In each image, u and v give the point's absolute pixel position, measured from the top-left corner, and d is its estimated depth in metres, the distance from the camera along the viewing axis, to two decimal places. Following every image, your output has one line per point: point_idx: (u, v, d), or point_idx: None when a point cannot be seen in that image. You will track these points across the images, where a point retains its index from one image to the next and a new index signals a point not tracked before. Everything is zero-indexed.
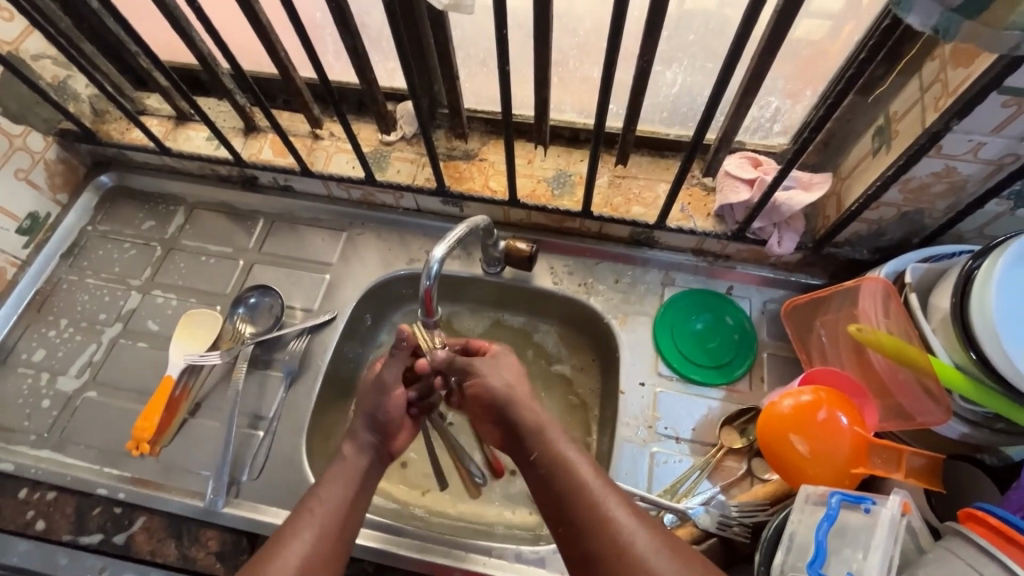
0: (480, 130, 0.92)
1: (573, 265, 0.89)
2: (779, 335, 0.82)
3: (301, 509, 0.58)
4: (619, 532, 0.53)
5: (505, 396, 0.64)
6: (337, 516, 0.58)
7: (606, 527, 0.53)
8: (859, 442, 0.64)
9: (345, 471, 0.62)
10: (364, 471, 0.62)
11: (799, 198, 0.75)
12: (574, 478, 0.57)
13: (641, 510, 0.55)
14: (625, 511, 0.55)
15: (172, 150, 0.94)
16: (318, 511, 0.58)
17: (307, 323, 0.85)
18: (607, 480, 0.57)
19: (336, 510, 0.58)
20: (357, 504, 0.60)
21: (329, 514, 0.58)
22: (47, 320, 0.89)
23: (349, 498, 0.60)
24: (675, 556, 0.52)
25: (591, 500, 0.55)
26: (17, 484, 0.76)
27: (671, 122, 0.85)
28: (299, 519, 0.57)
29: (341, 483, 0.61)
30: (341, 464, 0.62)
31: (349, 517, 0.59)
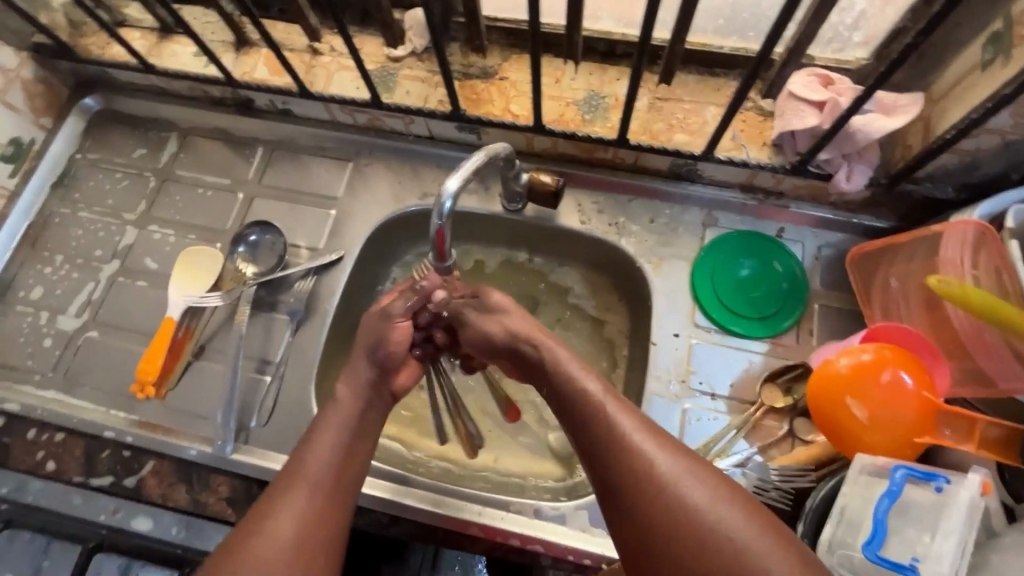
0: (501, 44, 0.80)
1: (603, 202, 0.79)
2: (834, 285, 0.73)
3: (293, 459, 0.54)
4: (637, 459, 0.47)
5: (503, 337, 0.61)
6: (334, 467, 0.54)
7: (625, 458, 0.48)
8: (926, 408, 0.56)
9: (336, 418, 0.57)
10: (358, 412, 0.58)
11: (879, 124, 0.63)
12: (585, 404, 0.52)
13: (658, 430, 0.49)
14: (640, 433, 0.49)
15: (157, 69, 0.84)
16: (312, 462, 0.53)
17: (312, 263, 0.79)
18: (623, 404, 0.52)
19: (331, 462, 0.54)
20: (354, 454, 0.56)
21: (325, 464, 0.54)
22: (42, 256, 0.84)
23: (348, 450, 0.55)
24: (701, 478, 0.46)
25: (606, 426, 0.50)
26: (25, 425, 0.74)
27: (726, 32, 0.72)
28: (289, 475, 0.53)
29: (333, 431, 0.56)
30: (331, 409, 0.58)
31: (347, 469, 0.54)
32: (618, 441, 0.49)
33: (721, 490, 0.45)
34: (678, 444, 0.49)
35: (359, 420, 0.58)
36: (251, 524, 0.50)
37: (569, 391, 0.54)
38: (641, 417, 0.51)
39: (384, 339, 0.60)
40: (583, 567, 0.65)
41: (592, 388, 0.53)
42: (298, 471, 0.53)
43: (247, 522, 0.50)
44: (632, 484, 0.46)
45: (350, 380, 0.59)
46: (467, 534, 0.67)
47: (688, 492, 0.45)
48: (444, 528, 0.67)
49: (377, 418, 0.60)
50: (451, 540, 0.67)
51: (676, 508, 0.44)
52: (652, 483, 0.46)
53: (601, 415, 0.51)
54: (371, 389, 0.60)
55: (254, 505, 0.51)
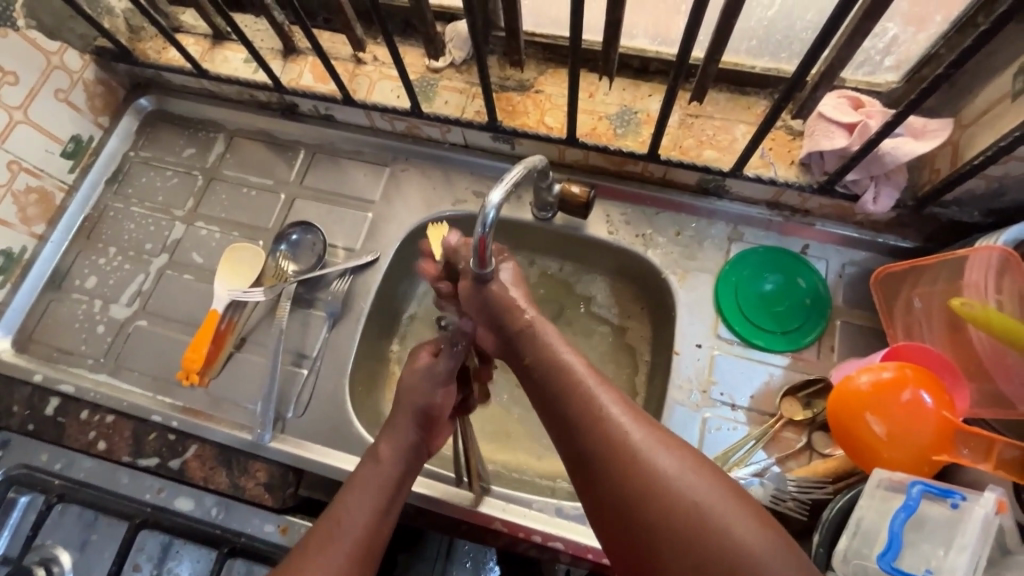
0: (538, 58, 0.83)
1: (631, 213, 0.82)
2: (857, 302, 0.75)
3: (328, 518, 0.58)
4: (612, 430, 0.48)
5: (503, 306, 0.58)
6: (366, 531, 0.57)
7: (605, 437, 0.48)
8: (945, 429, 0.57)
9: (372, 478, 0.60)
10: (397, 477, 0.61)
11: (908, 148, 0.64)
12: (564, 378, 0.53)
13: (638, 406, 0.50)
14: (617, 406, 0.50)
15: (210, 73, 0.89)
16: (345, 525, 0.57)
17: (349, 263, 0.83)
18: (601, 377, 0.53)
19: (360, 525, 0.57)
20: (384, 522, 0.59)
21: (358, 530, 0.56)
22: (96, 247, 0.89)
23: (377, 516, 0.58)
24: (670, 447, 0.47)
25: (582, 398, 0.51)
26: (78, 406, 0.78)
27: (759, 52, 0.74)
28: (322, 534, 0.56)
29: (369, 492, 0.59)
30: (370, 469, 0.61)
31: (377, 534, 0.57)
32: (597, 424, 0.49)
33: (689, 457, 0.46)
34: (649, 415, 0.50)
35: (394, 485, 0.61)
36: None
37: (546, 363, 0.54)
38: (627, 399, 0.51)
39: (431, 405, 0.63)
40: (602, 567, 0.67)
41: (573, 363, 0.53)
42: (332, 530, 0.56)
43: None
44: (609, 464, 0.47)
45: (391, 441, 0.63)
46: (490, 529, 0.69)
47: (658, 459, 0.46)
48: (468, 522, 0.70)
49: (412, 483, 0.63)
50: (475, 534, 0.70)
51: (652, 483, 0.45)
52: (629, 462, 0.46)
53: (575, 386, 0.51)
54: (410, 453, 0.63)
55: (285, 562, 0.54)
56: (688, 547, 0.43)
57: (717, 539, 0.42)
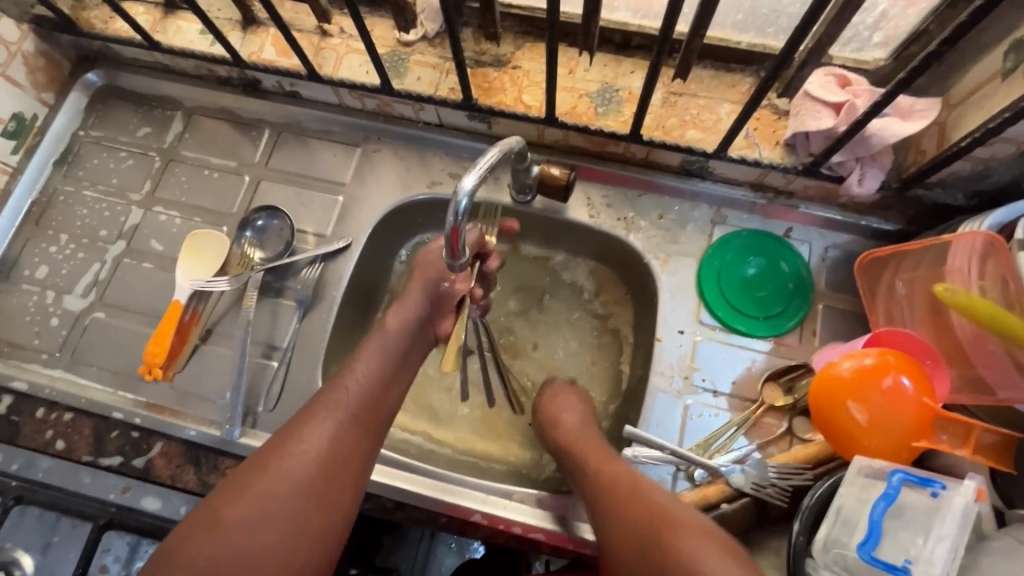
0: (515, 31, 0.79)
1: (612, 195, 0.79)
2: (839, 286, 0.74)
3: (336, 382, 0.62)
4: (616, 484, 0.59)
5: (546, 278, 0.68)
6: (366, 398, 0.61)
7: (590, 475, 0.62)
8: (924, 413, 0.57)
9: (380, 346, 0.64)
10: (396, 343, 0.65)
11: (896, 128, 0.62)
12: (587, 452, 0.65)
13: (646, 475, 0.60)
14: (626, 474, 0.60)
15: (162, 45, 0.83)
16: (350, 388, 0.60)
17: (319, 250, 0.79)
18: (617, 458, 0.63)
19: (364, 391, 0.61)
20: (388, 387, 0.63)
21: (359, 394, 0.60)
22: (46, 234, 0.83)
23: (380, 385, 0.62)
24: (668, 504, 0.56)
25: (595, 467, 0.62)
26: (33, 403, 0.74)
27: (745, 27, 0.71)
28: (324, 397, 0.60)
29: (375, 359, 0.63)
30: (375, 338, 0.65)
31: (379, 401, 0.61)
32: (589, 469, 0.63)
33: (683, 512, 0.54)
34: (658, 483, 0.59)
35: (394, 356, 0.64)
36: (287, 433, 0.58)
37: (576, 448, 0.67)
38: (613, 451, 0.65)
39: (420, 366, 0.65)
40: (583, 556, 0.67)
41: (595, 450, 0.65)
42: (333, 393, 0.60)
43: (284, 432, 0.58)
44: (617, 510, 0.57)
45: (400, 311, 0.66)
46: (470, 522, 0.68)
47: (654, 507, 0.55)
48: (446, 515, 0.68)
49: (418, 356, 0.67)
50: (455, 526, 0.69)
51: (621, 507, 0.57)
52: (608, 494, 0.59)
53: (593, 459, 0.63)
54: (415, 325, 0.66)
55: (291, 419, 0.58)
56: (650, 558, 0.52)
57: (666, 544, 0.52)
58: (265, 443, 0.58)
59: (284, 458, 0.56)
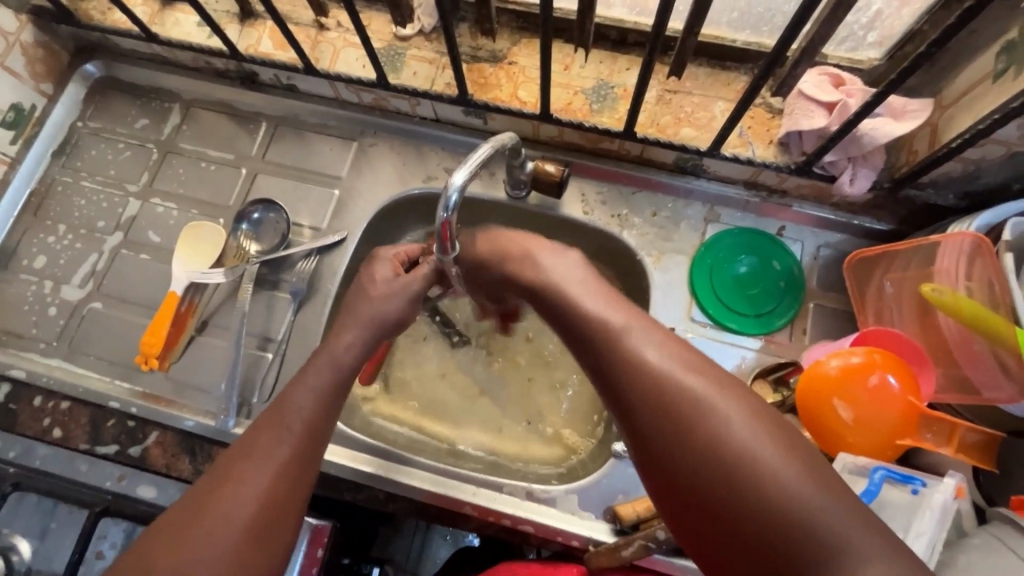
0: (511, 27, 0.79)
1: (606, 192, 0.80)
2: (830, 285, 0.75)
3: (270, 413, 0.53)
4: (663, 382, 0.43)
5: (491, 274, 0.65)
6: (308, 427, 0.52)
7: (654, 383, 0.43)
8: (908, 412, 0.58)
9: (319, 370, 0.56)
10: (337, 370, 0.56)
11: (887, 129, 0.62)
12: (602, 332, 0.47)
13: (697, 356, 0.45)
14: (675, 360, 0.44)
15: (160, 37, 0.83)
16: (287, 416, 0.52)
17: (315, 243, 0.79)
18: (651, 333, 0.46)
19: (303, 418, 0.53)
20: (327, 413, 0.54)
21: (299, 421, 0.52)
22: (44, 225, 0.84)
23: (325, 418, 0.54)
24: (735, 400, 0.42)
25: (619, 354, 0.45)
26: (32, 392, 0.75)
27: (740, 25, 0.71)
28: (263, 431, 0.52)
29: (314, 383, 0.55)
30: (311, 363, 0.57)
31: (321, 428, 0.53)
32: (645, 371, 0.44)
33: (754, 410, 0.41)
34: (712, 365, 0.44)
35: (335, 384, 0.56)
36: (225, 472, 0.49)
37: (584, 327, 0.48)
38: (679, 342, 0.46)
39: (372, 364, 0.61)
40: (572, 549, 0.68)
41: (618, 324, 0.47)
42: (274, 425, 0.52)
43: (218, 472, 0.49)
44: (664, 420, 0.42)
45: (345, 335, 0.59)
46: (461, 513, 0.69)
47: (719, 412, 0.41)
48: (438, 506, 0.69)
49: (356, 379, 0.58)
50: (446, 518, 0.70)
51: (706, 439, 0.40)
52: (680, 415, 0.41)
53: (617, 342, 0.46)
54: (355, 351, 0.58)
55: (217, 461, 0.50)
56: (740, 502, 0.38)
57: (745, 471, 0.38)
58: (183, 497, 0.48)
59: (219, 505, 0.47)
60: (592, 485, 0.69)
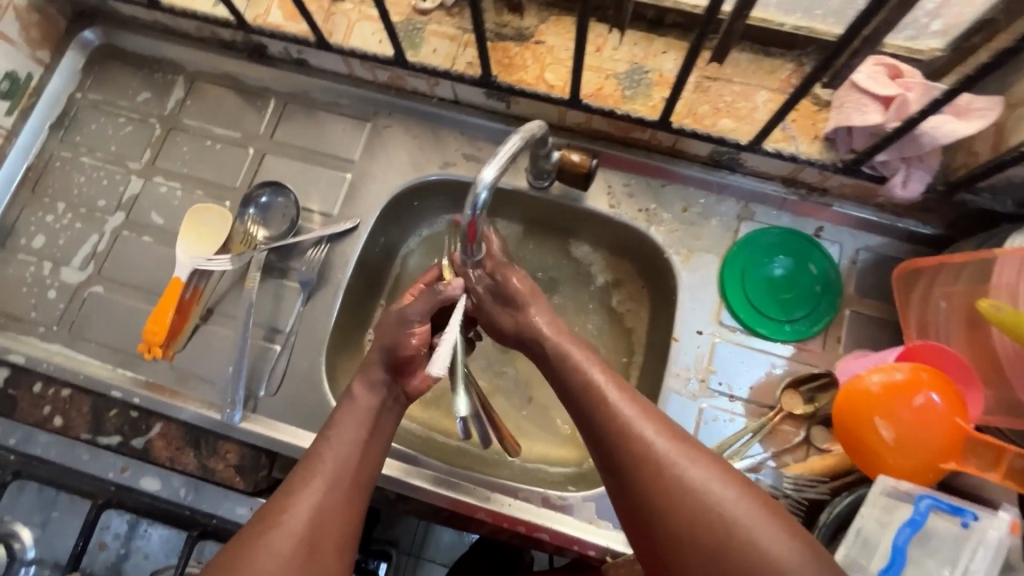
0: (540, 3, 0.74)
1: (634, 184, 0.75)
2: (868, 292, 0.71)
3: (310, 457, 0.53)
4: (667, 477, 0.48)
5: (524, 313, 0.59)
6: (350, 475, 0.52)
7: (643, 459, 0.49)
8: (954, 433, 0.54)
9: (355, 413, 0.55)
10: (374, 410, 0.56)
11: (950, 128, 0.57)
12: (612, 422, 0.51)
13: (693, 443, 0.50)
14: (676, 449, 0.49)
15: (163, 4, 0.78)
16: (328, 461, 0.53)
17: (326, 230, 0.75)
18: (654, 419, 0.51)
19: (347, 464, 0.53)
20: (368, 457, 0.54)
21: (340, 467, 0.52)
22: (43, 202, 0.80)
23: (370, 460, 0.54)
24: (730, 487, 0.47)
25: (626, 445, 0.50)
26: (31, 378, 0.72)
27: (791, 8, 0.65)
28: (306, 474, 0.52)
29: (353, 427, 0.55)
30: (346, 407, 0.56)
31: (362, 473, 0.53)
32: (634, 448, 0.49)
33: (747, 493, 0.47)
34: (705, 452, 0.49)
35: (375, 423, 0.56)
36: (273, 511, 0.50)
37: (595, 416, 0.52)
38: (663, 418, 0.52)
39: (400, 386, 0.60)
40: (587, 557, 0.66)
41: (627, 413, 0.51)
42: (314, 467, 0.52)
43: (265, 513, 0.50)
44: (668, 510, 0.47)
45: (366, 376, 0.57)
46: (474, 518, 0.67)
47: (717, 499, 0.47)
48: (450, 510, 0.67)
49: (394, 418, 0.57)
50: (458, 521, 0.68)
51: (705, 527, 0.46)
52: (667, 486, 0.47)
53: (626, 430, 0.50)
54: (386, 389, 0.57)
55: (264, 504, 0.51)
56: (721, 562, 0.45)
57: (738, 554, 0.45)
58: (234, 538, 0.49)
59: (264, 548, 0.47)
60: (611, 493, 0.66)
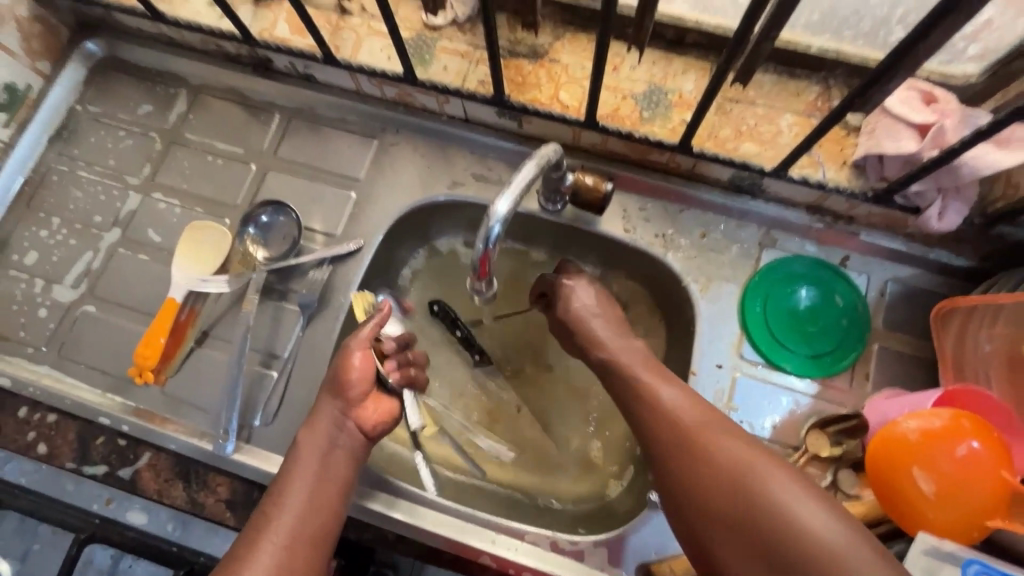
0: (555, 20, 0.71)
1: (651, 209, 0.72)
2: (898, 326, 0.67)
3: (257, 519, 0.52)
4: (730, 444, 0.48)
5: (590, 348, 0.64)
6: (303, 522, 0.51)
7: (690, 445, 0.50)
8: (1002, 488, 0.50)
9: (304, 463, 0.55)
10: (324, 451, 0.56)
11: (994, 158, 0.54)
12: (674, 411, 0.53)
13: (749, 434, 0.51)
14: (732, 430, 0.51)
15: (167, 16, 0.76)
16: (280, 513, 0.51)
17: (328, 252, 0.72)
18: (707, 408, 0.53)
19: (298, 512, 0.51)
20: (325, 501, 0.53)
21: (292, 520, 0.51)
22: (38, 216, 0.78)
23: (319, 515, 0.52)
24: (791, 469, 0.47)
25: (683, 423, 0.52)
26: (16, 402, 0.69)
27: (819, 28, 0.62)
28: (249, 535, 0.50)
29: (304, 476, 0.54)
30: (293, 457, 0.56)
31: (321, 516, 0.52)
32: (682, 431, 0.51)
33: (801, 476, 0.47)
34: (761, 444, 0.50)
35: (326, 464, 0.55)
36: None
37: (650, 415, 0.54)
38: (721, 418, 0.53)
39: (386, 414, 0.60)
40: None
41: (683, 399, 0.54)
42: (266, 523, 0.51)
43: None
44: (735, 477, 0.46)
45: (310, 432, 0.57)
46: (477, 562, 0.63)
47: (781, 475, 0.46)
48: (453, 552, 0.63)
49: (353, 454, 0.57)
50: (461, 564, 0.64)
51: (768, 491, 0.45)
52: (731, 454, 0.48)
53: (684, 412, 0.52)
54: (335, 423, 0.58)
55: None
56: (772, 559, 0.42)
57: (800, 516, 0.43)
58: None
59: None
60: (625, 537, 0.62)
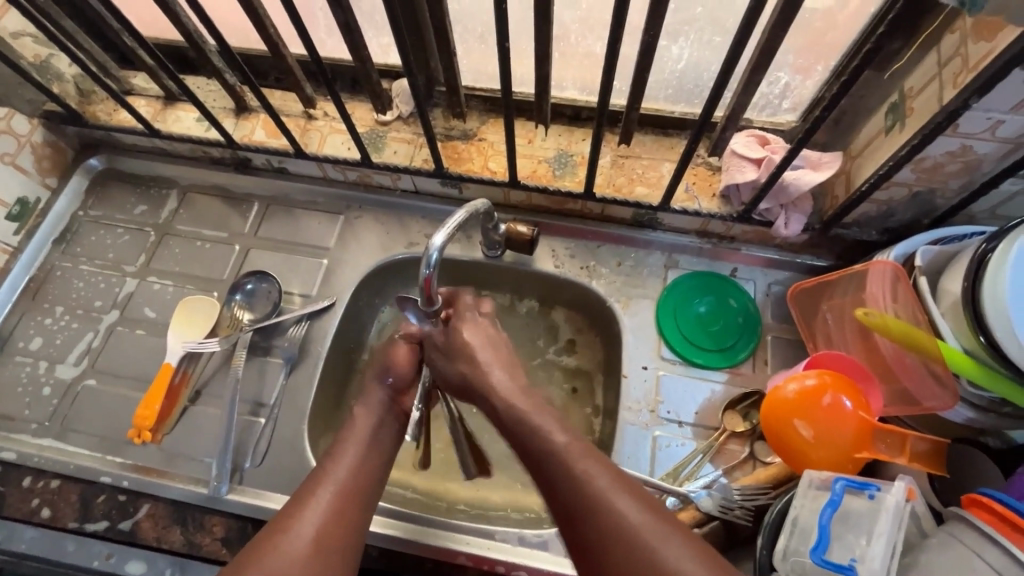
0: (480, 109, 0.90)
1: (575, 248, 0.87)
2: (783, 318, 0.81)
3: (313, 475, 0.61)
4: (607, 515, 0.48)
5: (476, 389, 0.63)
6: (355, 477, 0.60)
7: (608, 529, 0.48)
8: (862, 426, 0.63)
9: (353, 435, 0.64)
10: (374, 427, 0.65)
11: (808, 177, 0.73)
12: (556, 457, 0.53)
13: (638, 490, 0.50)
14: (617, 490, 0.50)
15: (162, 132, 0.92)
16: (334, 468, 0.60)
17: (305, 309, 0.84)
18: (595, 455, 0.53)
19: (349, 468, 0.61)
20: (370, 466, 0.62)
21: (345, 473, 0.60)
22: (42, 308, 0.88)
23: (343, 512, 0.57)
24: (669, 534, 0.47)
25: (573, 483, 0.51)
26: (20, 473, 0.76)
27: (676, 99, 0.83)
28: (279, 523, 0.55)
29: (354, 445, 0.63)
30: (349, 429, 0.65)
31: (365, 473, 0.61)
32: (576, 495, 0.50)
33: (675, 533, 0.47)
34: (647, 497, 0.50)
35: (376, 427, 0.65)
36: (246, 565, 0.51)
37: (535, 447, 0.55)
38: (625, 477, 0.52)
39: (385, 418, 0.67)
40: None
41: (561, 444, 0.54)
42: (325, 477, 0.60)
43: (276, 522, 0.55)
44: (613, 552, 0.47)
45: (364, 406, 0.67)
46: (455, 565, 0.70)
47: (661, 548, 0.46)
48: (432, 559, 0.70)
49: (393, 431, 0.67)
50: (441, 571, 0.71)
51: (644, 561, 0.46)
52: (608, 523, 0.48)
53: (570, 467, 0.52)
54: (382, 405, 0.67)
55: (268, 525, 0.55)
56: None
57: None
58: (243, 550, 0.53)
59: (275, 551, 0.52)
60: None
